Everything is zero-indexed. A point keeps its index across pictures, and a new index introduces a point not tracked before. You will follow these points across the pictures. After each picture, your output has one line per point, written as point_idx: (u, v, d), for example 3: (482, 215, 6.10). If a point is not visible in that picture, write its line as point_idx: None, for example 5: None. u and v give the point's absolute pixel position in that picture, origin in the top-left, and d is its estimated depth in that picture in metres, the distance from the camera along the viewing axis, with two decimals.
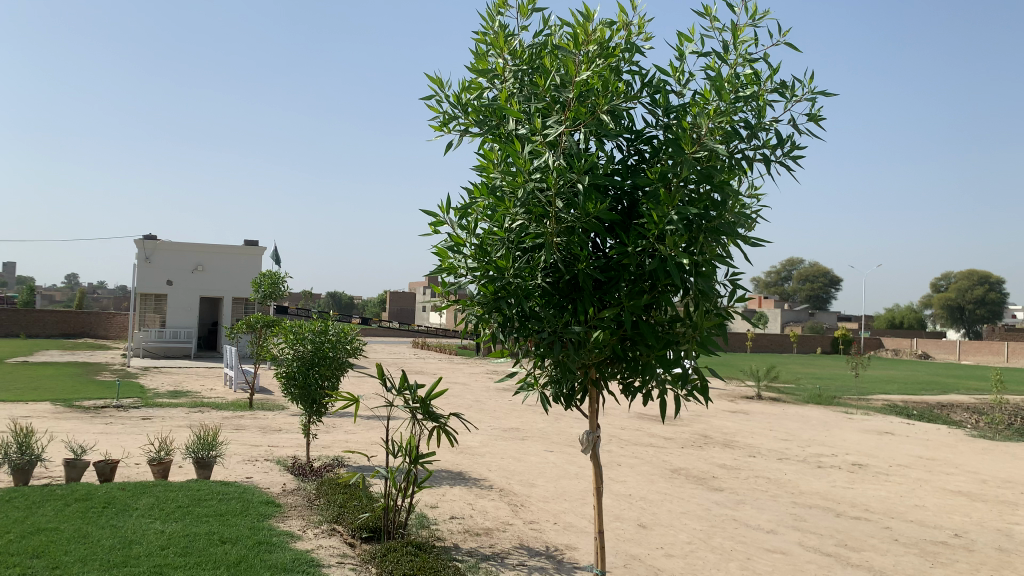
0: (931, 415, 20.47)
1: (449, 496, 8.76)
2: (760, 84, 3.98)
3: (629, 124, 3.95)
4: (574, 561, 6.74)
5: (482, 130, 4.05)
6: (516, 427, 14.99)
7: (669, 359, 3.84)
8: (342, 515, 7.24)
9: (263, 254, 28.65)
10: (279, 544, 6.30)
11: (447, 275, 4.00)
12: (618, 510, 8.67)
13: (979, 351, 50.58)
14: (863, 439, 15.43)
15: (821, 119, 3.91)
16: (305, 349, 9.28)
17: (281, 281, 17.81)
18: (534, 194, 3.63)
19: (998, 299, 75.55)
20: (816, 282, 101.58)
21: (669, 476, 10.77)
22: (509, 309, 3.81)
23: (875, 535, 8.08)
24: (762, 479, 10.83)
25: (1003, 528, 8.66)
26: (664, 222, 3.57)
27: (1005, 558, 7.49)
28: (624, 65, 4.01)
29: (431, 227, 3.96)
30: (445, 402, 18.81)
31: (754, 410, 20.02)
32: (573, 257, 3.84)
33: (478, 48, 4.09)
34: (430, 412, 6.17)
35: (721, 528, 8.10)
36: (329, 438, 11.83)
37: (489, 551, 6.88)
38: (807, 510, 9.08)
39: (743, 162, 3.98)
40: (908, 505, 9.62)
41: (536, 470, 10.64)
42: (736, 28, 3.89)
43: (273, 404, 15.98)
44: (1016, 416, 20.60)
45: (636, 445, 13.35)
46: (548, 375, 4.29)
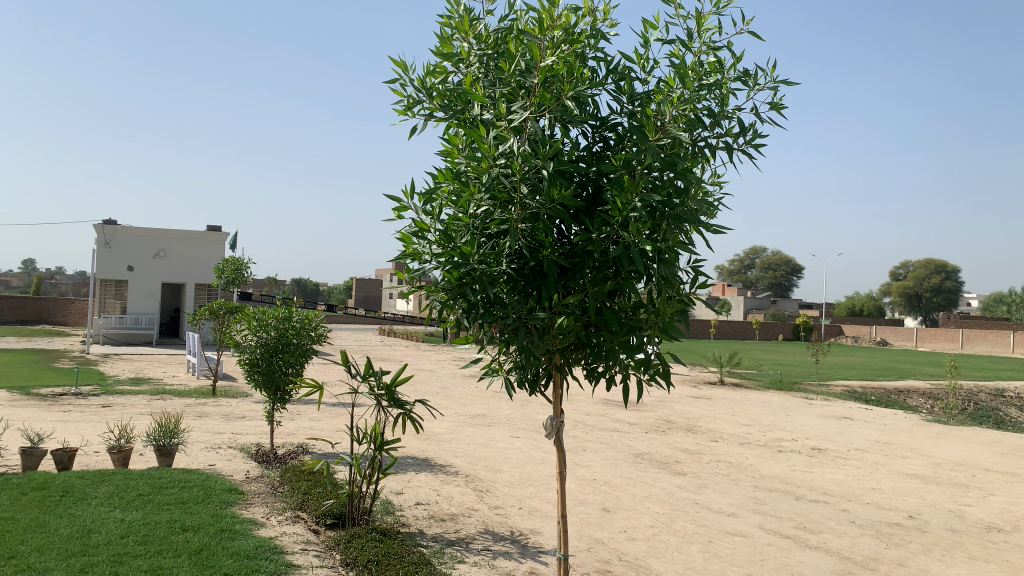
0: (888, 401, 20.95)
1: (414, 482, 8.77)
2: (723, 72, 4.00)
3: (593, 111, 3.97)
4: (538, 545, 6.80)
5: (446, 115, 4.02)
6: (482, 413, 15.03)
7: (631, 345, 3.89)
8: (306, 502, 7.21)
9: (227, 240, 28.24)
10: (241, 531, 6.25)
11: (411, 261, 3.97)
12: (582, 494, 8.75)
13: (934, 337, 51.75)
14: (822, 423, 15.74)
15: (782, 108, 3.94)
16: (269, 335, 9.20)
17: (245, 266, 17.59)
18: (498, 180, 3.64)
19: (953, 287, 77.38)
20: (779, 270, 103.01)
21: (633, 460, 10.89)
22: (474, 295, 3.80)
23: (832, 517, 8.26)
24: (723, 464, 11.00)
25: (955, 509, 8.91)
26: (628, 210, 3.59)
27: (956, 538, 7.71)
28: (589, 51, 4.01)
29: (395, 212, 3.93)
30: (411, 388, 18.78)
31: (717, 395, 20.27)
32: (538, 244, 3.84)
33: (443, 32, 4.07)
34: (395, 398, 6.13)
35: (683, 511, 8.21)
36: (293, 425, 11.75)
37: (453, 537, 6.91)
38: (767, 493, 9.25)
39: (705, 151, 4.02)
40: (865, 488, 9.85)
41: (502, 456, 10.69)
42: (700, 16, 3.90)
43: (236, 391, 15.81)
44: (969, 402, 21.16)
45: (601, 430, 13.47)
46: (512, 361, 4.30)
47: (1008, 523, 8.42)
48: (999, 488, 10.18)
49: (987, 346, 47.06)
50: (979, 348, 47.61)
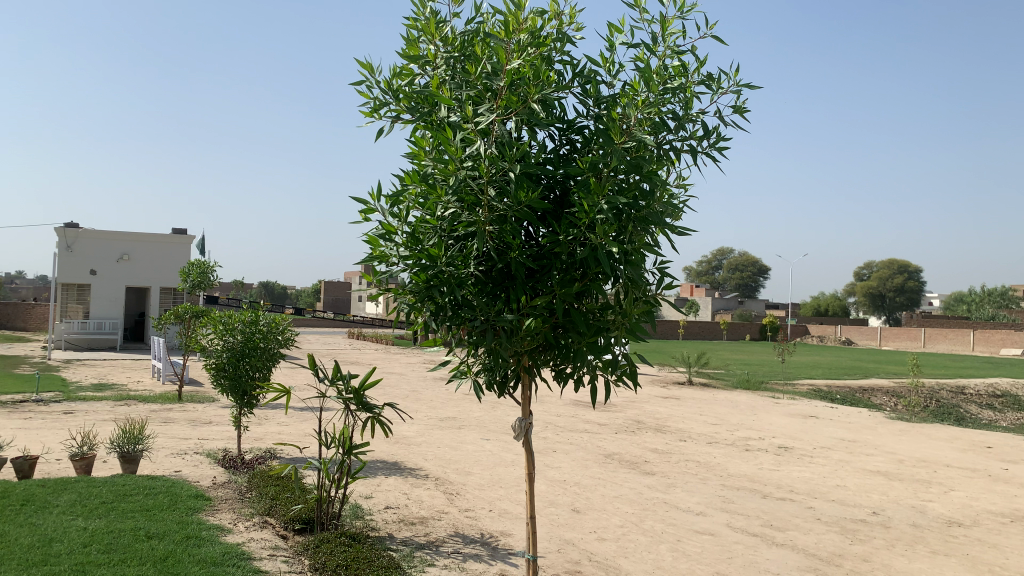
0: (853, 399, 21.26)
1: (383, 486, 8.73)
2: (688, 76, 4.05)
3: (560, 114, 3.99)
4: (508, 547, 6.80)
5: (413, 117, 4.02)
6: (452, 416, 15.01)
7: (599, 346, 3.92)
8: (274, 508, 7.15)
9: (192, 242, 27.90)
10: (208, 538, 6.18)
11: (378, 263, 3.96)
12: (552, 495, 8.77)
13: (896, 336, 52.63)
14: (788, 422, 15.95)
15: (745, 111, 3.99)
16: (236, 340, 9.10)
17: (211, 270, 17.38)
18: (465, 182, 3.65)
19: (915, 287, 78.82)
20: (746, 270, 104.17)
21: (603, 461, 10.94)
22: (441, 297, 3.80)
23: (798, 514, 8.37)
24: (692, 463, 11.10)
25: (917, 505, 9.08)
26: (594, 212, 3.61)
27: (918, 533, 7.87)
28: (555, 55, 4.04)
29: (362, 215, 3.92)
30: (381, 391, 18.68)
31: (685, 395, 20.44)
32: (506, 246, 3.85)
33: (409, 34, 4.07)
34: (363, 402, 6.08)
35: (652, 511, 8.27)
36: (261, 430, 11.63)
37: (423, 540, 6.89)
38: (735, 492, 9.35)
39: (670, 153, 4.06)
40: (830, 485, 10.00)
41: (472, 458, 10.69)
42: (664, 20, 3.94)
43: (202, 396, 15.58)
44: (931, 399, 21.57)
45: (571, 431, 13.52)
46: (480, 363, 4.29)
47: (968, 518, 8.61)
48: (959, 484, 10.40)
49: (948, 345, 48.00)
50: (941, 345, 48.59)
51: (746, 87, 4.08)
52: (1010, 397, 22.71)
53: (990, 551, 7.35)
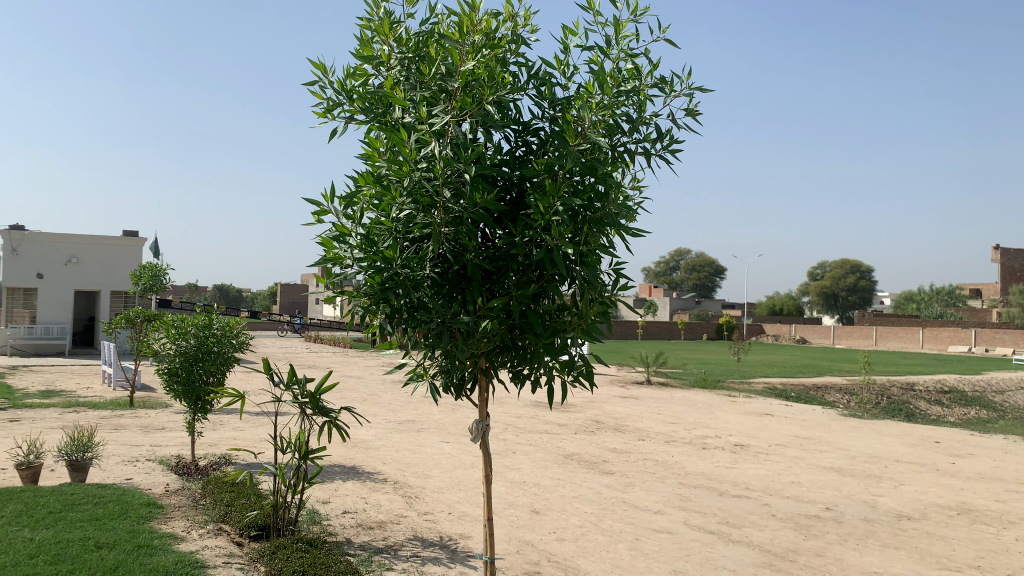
0: (807, 397, 21.65)
1: (341, 491, 8.64)
2: (641, 79, 4.08)
3: (515, 115, 3.99)
4: (467, 549, 6.79)
5: (367, 118, 3.97)
6: (411, 418, 14.93)
7: (556, 347, 3.92)
8: (229, 514, 7.03)
9: (144, 245, 27.37)
10: (160, 547, 6.05)
11: (331, 266, 3.91)
12: (512, 497, 8.76)
13: (849, 334, 53.74)
14: (744, 420, 16.18)
15: (697, 114, 4.04)
16: (189, 344, 8.92)
17: (163, 273, 17.04)
18: (420, 183, 3.64)
19: (867, 287, 80.68)
20: (703, 271, 105.58)
21: (563, 461, 10.98)
22: (397, 300, 3.76)
23: (754, 512, 8.49)
24: (649, 462, 11.20)
25: (868, 500, 9.28)
26: (550, 213, 3.61)
27: (870, 528, 8.03)
28: (510, 56, 4.04)
29: (315, 217, 3.87)
30: (338, 395, 18.51)
31: (644, 395, 20.60)
32: (461, 247, 3.82)
33: (363, 34, 4.03)
34: (320, 406, 5.99)
35: (610, 511, 8.31)
36: (215, 435, 11.43)
37: (382, 544, 6.84)
38: (692, 490, 9.45)
39: (625, 155, 4.09)
40: (785, 481, 10.17)
41: (431, 461, 10.64)
42: (618, 23, 3.97)
43: (155, 402, 15.27)
44: (882, 396, 22.07)
45: (530, 432, 13.56)
46: (437, 365, 4.25)
47: (917, 511, 8.81)
48: (909, 478, 10.65)
49: (898, 342, 49.18)
50: (891, 344, 49.87)
51: (698, 90, 4.12)
52: (957, 392, 23.36)
53: (938, 543, 7.53)
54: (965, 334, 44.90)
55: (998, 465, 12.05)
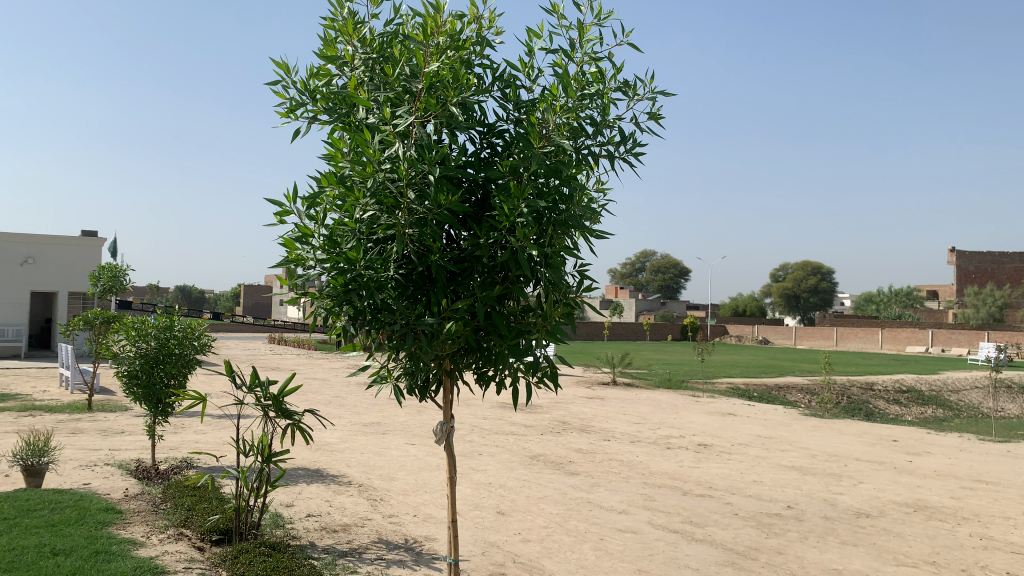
0: (769, 397, 21.94)
1: (304, 494, 8.56)
2: (605, 83, 4.12)
3: (480, 117, 4.00)
4: (433, 551, 6.77)
5: (330, 119, 3.95)
6: (376, 421, 14.84)
7: (520, 349, 3.93)
8: (191, 519, 6.93)
9: (104, 245, 26.86)
10: (119, 552, 5.95)
11: (294, 267, 3.89)
12: (478, 498, 8.75)
13: (810, 335, 54.61)
14: (707, 420, 16.35)
15: (660, 118, 4.09)
16: (149, 346, 8.76)
17: (123, 273, 16.71)
18: (383, 185, 3.62)
19: (828, 288, 82.06)
20: (668, 272, 106.51)
21: (528, 462, 11.00)
22: (360, 302, 3.74)
23: (717, 511, 8.58)
24: (614, 462, 11.27)
25: (828, 498, 9.44)
26: (515, 215, 3.62)
27: (830, 525, 8.16)
28: (474, 58, 4.04)
29: (277, 217, 3.84)
30: (303, 397, 18.34)
31: (609, 395, 20.71)
32: (426, 249, 3.81)
33: (326, 34, 4.01)
34: (283, 409, 5.93)
35: (575, 511, 8.35)
36: (176, 439, 11.26)
37: (346, 547, 6.79)
38: (657, 490, 9.53)
39: (589, 158, 4.12)
40: (748, 480, 10.30)
41: (396, 463, 10.59)
42: (582, 27, 4.00)
43: (114, 405, 14.97)
44: (842, 395, 22.45)
45: (496, 433, 13.55)
46: (401, 367, 4.23)
47: (875, 509, 8.98)
48: (868, 476, 10.85)
49: (858, 342, 50.10)
50: (851, 344, 50.79)
51: (661, 94, 4.17)
52: (914, 392, 23.82)
53: (895, 540, 7.69)
54: (922, 334, 45.93)
55: (953, 463, 12.33)
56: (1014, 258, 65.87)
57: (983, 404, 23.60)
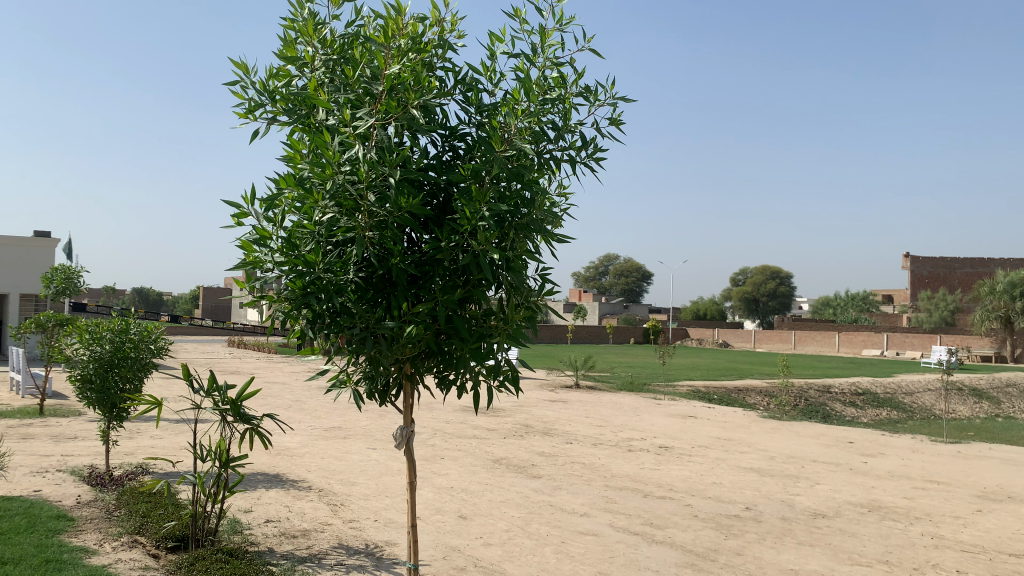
0: (729, 400, 22.21)
1: (263, 499, 8.45)
2: (566, 88, 4.14)
3: (442, 120, 3.99)
4: (393, 556, 6.73)
5: (290, 120, 3.91)
6: (337, 425, 14.70)
7: (482, 352, 3.92)
8: (145, 526, 6.80)
9: (57, 246, 26.28)
10: (70, 561, 5.81)
11: (252, 270, 3.85)
12: (439, 502, 8.72)
13: (770, 338, 55.37)
14: (668, 423, 16.49)
15: (621, 123, 4.14)
16: (104, 349, 8.58)
17: (77, 275, 16.34)
18: (343, 187, 3.59)
19: (786, 292, 83.32)
20: (631, 276, 107.33)
21: (491, 466, 10.99)
22: (319, 305, 3.70)
23: (677, 512, 8.66)
24: (577, 465, 11.32)
25: (786, 499, 9.59)
26: (476, 219, 3.61)
27: (787, 526, 8.29)
28: (436, 61, 4.03)
29: (234, 219, 3.79)
30: (262, 402, 18.12)
31: (571, 398, 20.79)
32: (386, 252, 3.80)
33: (286, 35, 3.98)
34: (241, 413, 5.84)
35: (538, 514, 8.37)
36: (131, 444, 11.04)
37: (305, 553, 6.71)
38: (618, 492, 9.59)
39: (550, 163, 4.14)
40: (708, 482, 10.41)
41: (357, 468, 10.51)
42: (544, 31, 4.02)
43: (67, 410, 14.61)
44: (800, 398, 22.79)
45: (459, 437, 13.52)
46: (361, 372, 4.19)
47: (831, 509, 9.14)
48: (824, 478, 11.04)
49: (815, 346, 50.94)
50: (809, 348, 51.60)
51: (621, 100, 4.21)
52: (870, 395, 24.28)
53: (850, 540, 7.83)
54: (877, 338, 46.88)
55: (906, 463, 12.61)
56: (965, 263, 67.63)
57: (935, 405, 24.20)
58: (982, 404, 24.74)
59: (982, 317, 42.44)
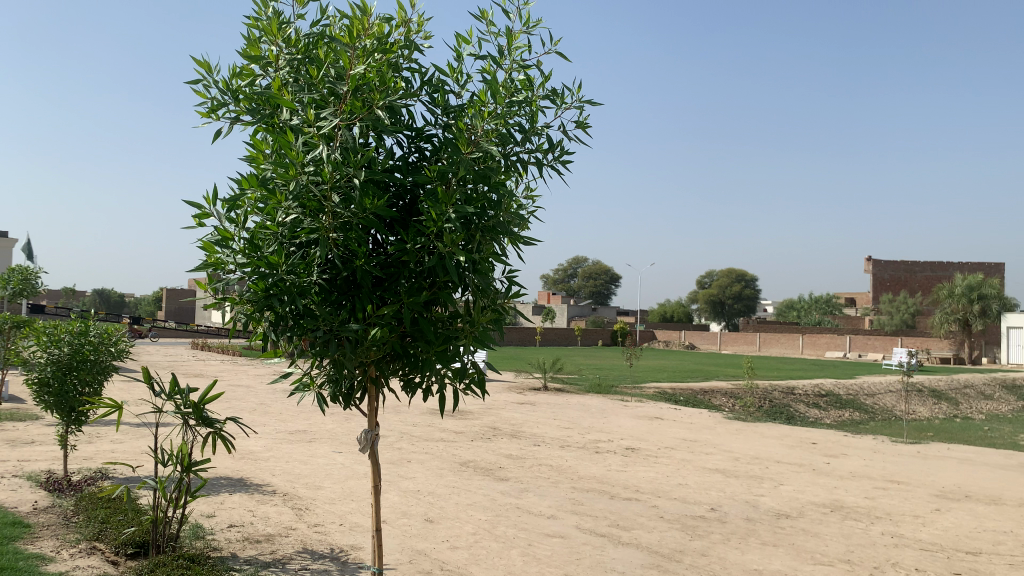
0: (696, 402, 22.42)
1: (227, 504, 8.33)
2: (533, 90, 4.14)
3: (408, 121, 3.97)
4: (358, 560, 6.67)
5: (253, 119, 3.86)
6: (303, 428, 14.55)
7: (448, 355, 3.90)
8: (104, 532, 6.67)
9: (14, 246, 25.68)
10: (25, 568, 5.66)
11: (214, 271, 3.80)
12: (405, 506, 8.66)
13: (735, 340, 55.96)
14: (635, 424, 16.59)
15: (587, 127, 4.16)
16: (62, 352, 8.39)
17: (34, 276, 15.96)
18: (307, 188, 3.55)
19: (752, 295, 84.34)
20: (599, 279, 107.86)
21: (458, 469, 10.96)
22: (282, 307, 3.65)
23: (643, 514, 8.71)
24: (544, 467, 11.34)
25: (750, 499, 9.69)
26: (442, 221, 3.59)
27: (751, 527, 8.38)
28: (403, 61, 4.01)
29: (195, 220, 3.73)
30: (226, 405, 17.87)
31: (539, 400, 20.83)
32: (351, 254, 3.76)
33: (250, 34, 3.92)
34: (204, 417, 5.74)
35: (504, 516, 8.36)
36: (90, 449, 10.81)
37: (269, 558, 6.63)
38: (585, 494, 9.62)
39: (517, 165, 4.13)
40: (673, 483, 10.48)
41: (322, 472, 10.41)
42: (511, 34, 4.02)
43: (23, 414, 14.26)
44: (765, 400, 23.08)
45: (426, 440, 13.46)
46: (325, 375, 4.13)
47: (794, 510, 9.26)
48: (788, 478, 11.19)
49: (780, 348, 51.63)
50: (773, 349, 52.27)
51: (588, 104, 4.23)
52: (833, 396, 24.67)
53: (812, 539, 7.93)
54: (840, 339, 47.52)
55: (868, 464, 12.82)
56: (925, 267, 69.03)
57: (896, 406, 24.65)
58: (941, 405, 25.26)
59: (941, 320, 43.28)
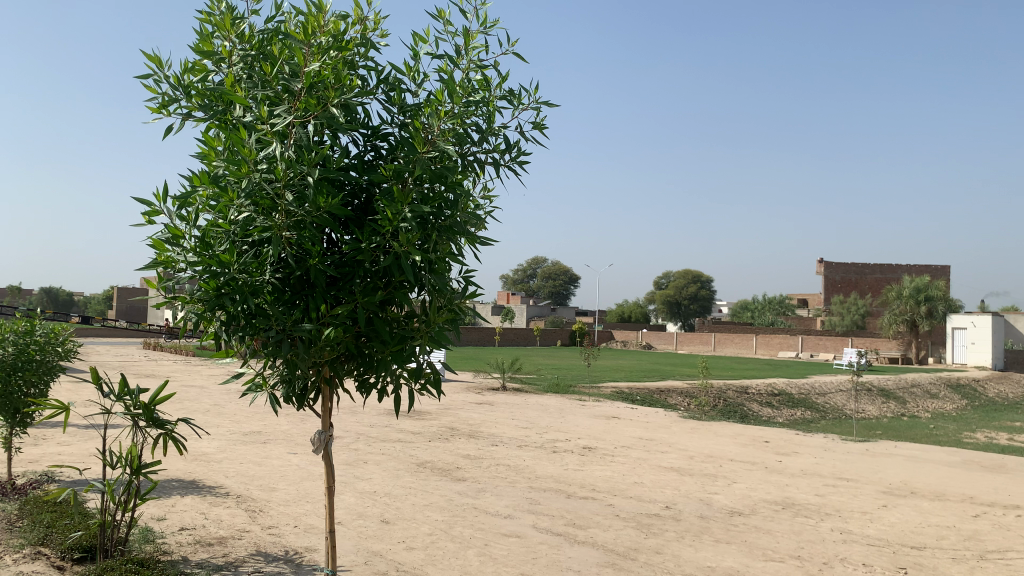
0: (652, 401, 22.64)
1: (178, 506, 8.19)
2: (490, 90, 4.15)
3: (364, 119, 3.95)
4: (313, 562, 6.61)
5: (206, 115, 3.81)
6: (257, 430, 14.34)
7: (403, 355, 3.89)
8: (50, 537, 6.49)
9: None
10: None
11: (164, 269, 3.75)
12: (361, 507, 8.59)
13: (691, 340, 56.64)
14: (592, 423, 16.70)
15: (543, 127, 4.19)
16: (5, 352, 8.14)
17: None
18: (260, 186, 3.50)
19: (707, 295, 85.55)
20: (557, 280, 108.36)
21: (414, 469, 10.91)
22: (233, 306, 3.59)
23: (599, 512, 8.77)
24: (501, 467, 11.35)
25: (704, 497, 9.81)
26: (398, 220, 3.58)
27: (705, 524, 8.49)
28: (359, 60, 3.98)
29: (145, 217, 3.67)
30: (178, 406, 17.55)
31: (497, 400, 20.86)
32: (304, 252, 3.73)
33: (202, 28, 3.87)
34: (154, 417, 5.61)
35: (461, 517, 8.35)
36: (36, 451, 10.52)
37: (221, 561, 6.54)
38: (542, 493, 9.65)
39: (474, 165, 4.14)
40: (629, 482, 10.58)
41: (277, 473, 10.29)
42: (468, 34, 4.03)
43: None
44: (719, 398, 23.42)
45: (383, 441, 13.38)
46: (278, 374, 4.08)
47: (747, 507, 9.41)
48: (741, 476, 11.36)
49: (734, 347, 52.45)
50: (728, 349, 53.06)
51: (544, 104, 4.27)
52: (785, 395, 25.09)
53: (764, 536, 8.07)
54: (792, 339, 48.43)
55: (818, 462, 13.08)
56: (875, 269, 70.67)
57: (845, 405, 25.17)
58: (889, 404, 25.86)
59: (889, 321, 44.35)
